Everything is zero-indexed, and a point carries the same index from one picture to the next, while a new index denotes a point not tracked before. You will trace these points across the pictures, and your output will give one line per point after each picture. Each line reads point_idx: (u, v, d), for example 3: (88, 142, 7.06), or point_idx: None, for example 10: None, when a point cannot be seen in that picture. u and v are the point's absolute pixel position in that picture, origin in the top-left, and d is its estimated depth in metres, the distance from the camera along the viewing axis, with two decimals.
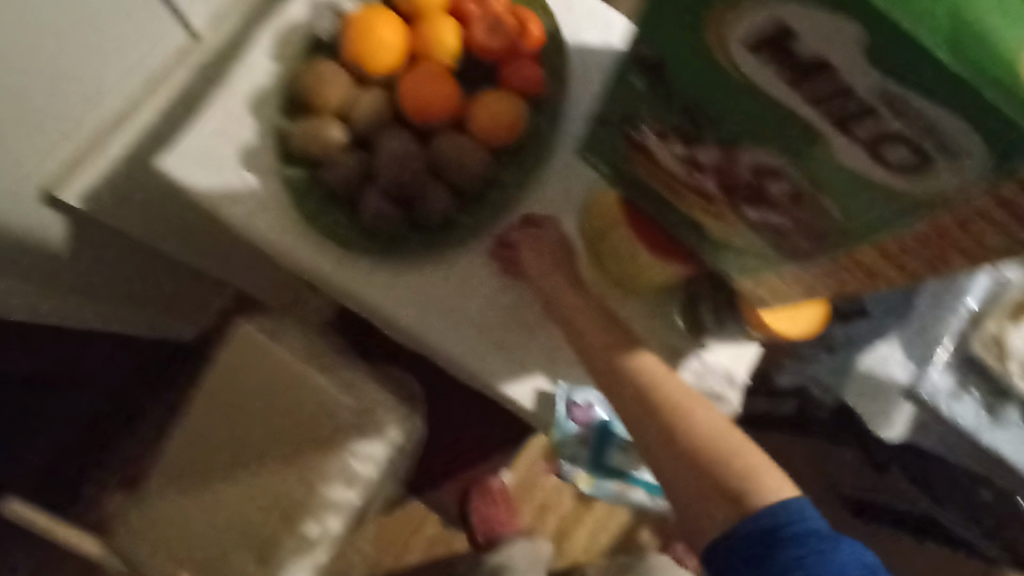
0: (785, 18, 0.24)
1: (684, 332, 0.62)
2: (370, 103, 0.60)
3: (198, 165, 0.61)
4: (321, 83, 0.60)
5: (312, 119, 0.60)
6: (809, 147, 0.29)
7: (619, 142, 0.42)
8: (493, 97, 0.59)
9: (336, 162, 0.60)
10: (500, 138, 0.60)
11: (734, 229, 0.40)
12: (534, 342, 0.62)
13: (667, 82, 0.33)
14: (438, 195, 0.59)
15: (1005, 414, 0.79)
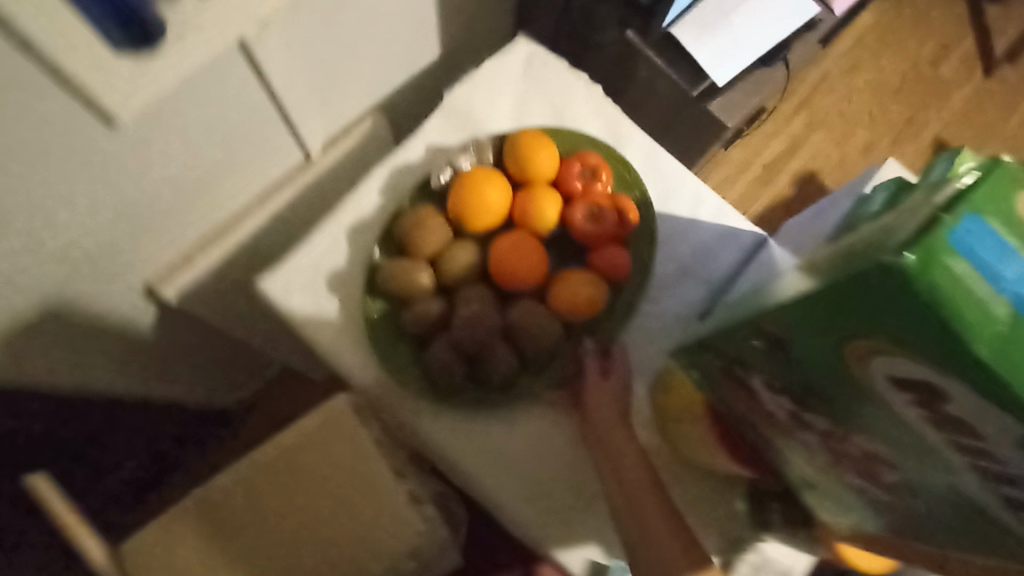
0: (934, 380, 0.25)
1: (745, 520, 0.62)
2: (463, 259, 0.62)
3: (293, 286, 0.64)
4: (422, 230, 0.62)
5: (404, 260, 0.62)
6: (933, 465, 0.30)
7: (719, 368, 0.43)
8: (579, 278, 0.60)
9: (419, 308, 0.60)
10: (579, 315, 0.61)
11: (829, 478, 0.41)
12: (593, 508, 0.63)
13: (786, 358, 0.34)
14: (502, 358, 0.59)
15: None
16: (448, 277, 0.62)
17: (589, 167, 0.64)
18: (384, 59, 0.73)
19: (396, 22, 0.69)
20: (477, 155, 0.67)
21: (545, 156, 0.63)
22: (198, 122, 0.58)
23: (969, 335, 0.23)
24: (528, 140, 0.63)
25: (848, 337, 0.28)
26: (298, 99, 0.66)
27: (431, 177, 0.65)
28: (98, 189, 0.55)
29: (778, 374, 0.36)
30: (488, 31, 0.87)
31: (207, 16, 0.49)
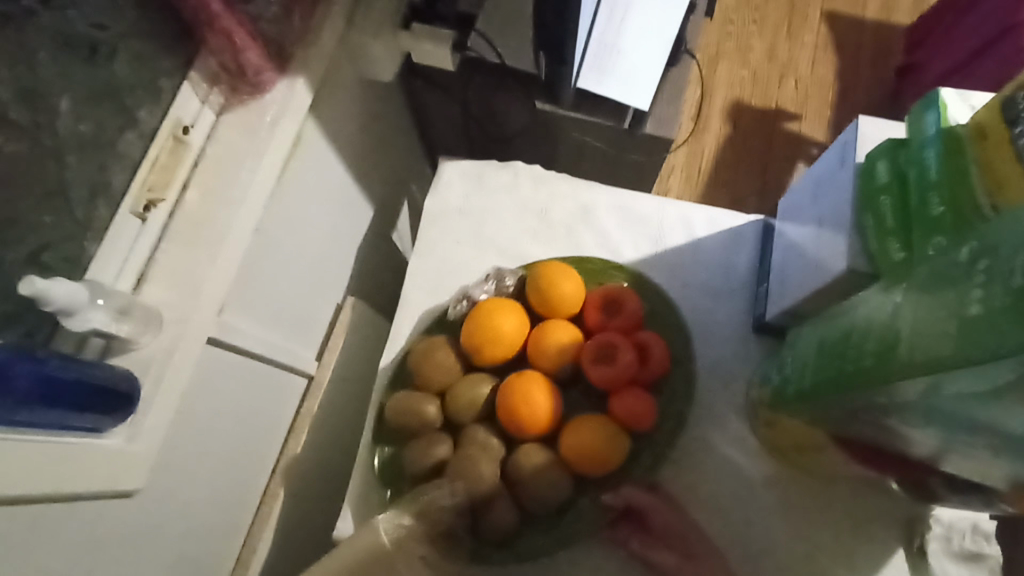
0: None
1: (906, 498, 0.58)
2: (472, 394, 0.58)
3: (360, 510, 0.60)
4: (431, 361, 0.60)
5: (412, 393, 0.60)
6: None
7: (842, 417, 0.40)
8: (592, 428, 0.55)
9: (424, 447, 0.57)
10: (589, 467, 0.55)
11: (1007, 468, 0.37)
12: (765, 566, 0.58)
13: (925, 412, 0.32)
14: (502, 509, 0.54)
15: None
16: (452, 418, 0.59)
17: (616, 300, 0.60)
18: (332, 249, 0.71)
19: (325, 213, 0.68)
20: (496, 285, 0.65)
21: (569, 286, 0.60)
22: (198, 433, 0.54)
23: None
24: (549, 271, 0.60)
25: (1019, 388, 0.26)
26: (279, 338, 0.64)
27: (448, 310, 0.64)
28: (152, 554, 0.51)
29: (922, 428, 0.33)
30: (402, 163, 0.85)
31: (168, 341, 0.47)
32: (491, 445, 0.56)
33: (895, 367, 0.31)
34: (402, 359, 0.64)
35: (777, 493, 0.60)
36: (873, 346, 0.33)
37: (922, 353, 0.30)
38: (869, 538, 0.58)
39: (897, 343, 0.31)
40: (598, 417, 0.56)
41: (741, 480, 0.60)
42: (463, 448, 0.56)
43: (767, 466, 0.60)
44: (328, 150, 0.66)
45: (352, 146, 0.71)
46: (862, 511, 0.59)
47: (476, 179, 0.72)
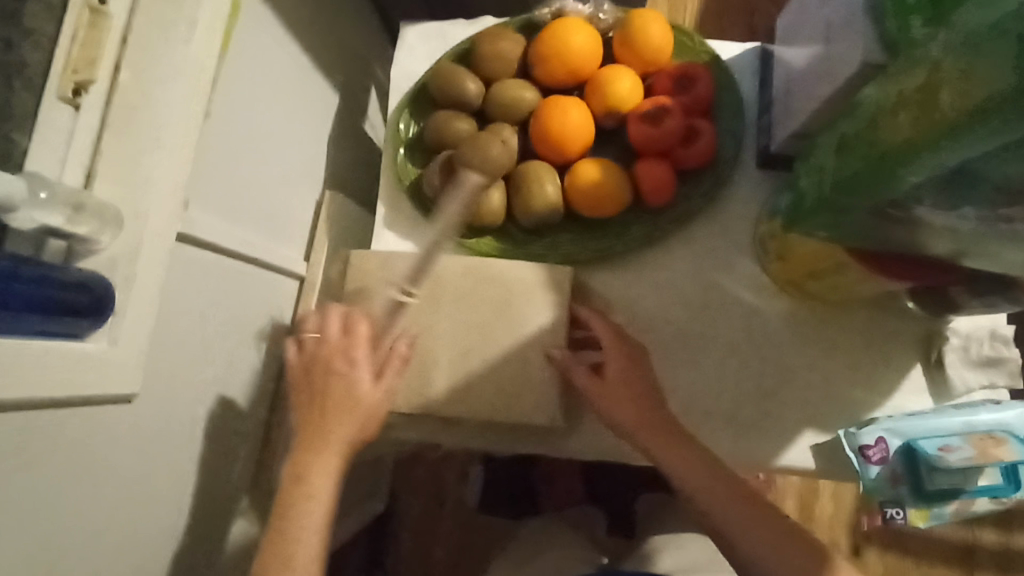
0: None
1: (921, 315, 0.57)
2: (517, 93, 0.59)
3: (394, 222, 0.63)
4: (494, 45, 0.61)
5: (459, 70, 0.61)
6: None
7: (864, 218, 0.38)
8: (607, 170, 0.57)
9: (452, 117, 0.60)
10: (586, 204, 0.57)
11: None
12: (781, 396, 0.59)
13: (992, 168, 0.31)
14: (493, 194, 0.58)
15: None
16: (491, 107, 0.60)
17: (688, 75, 0.59)
18: (296, 135, 0.67)
19: (281, 96, 0.63)
20: (592, 10, 0.62)
21: (655, 33, 0.59)
22: (186, 334, 0.52)
23: None
24: (640, 15, 0.59)
25: None
26: (255, 236, 0.60)
27: (530, 15, 0.62)
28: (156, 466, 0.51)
29: (965, 195, 0.33)
30: (359, 42, 0.79)
31: (133, 239, 0.43)
32: (507, 144, 0.58)
33: (948, 120, 0.30)
34: (463, 43, 0.64)
35: (791, 326, 0.59)
36: (913, 115, 0.32)
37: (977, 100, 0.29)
38: (887, 359, 0.58)
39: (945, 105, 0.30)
40: (618, 167, 0.57)
41: (753, 317, 0.59)
42: (483, 134, 0.59)
43: (779, 300, 0.59)
44: (273, 22, 0.59)
45: (298, 19, 0.64)
46: (879, 331, 0.58)
47: (440, 41, 0.66)
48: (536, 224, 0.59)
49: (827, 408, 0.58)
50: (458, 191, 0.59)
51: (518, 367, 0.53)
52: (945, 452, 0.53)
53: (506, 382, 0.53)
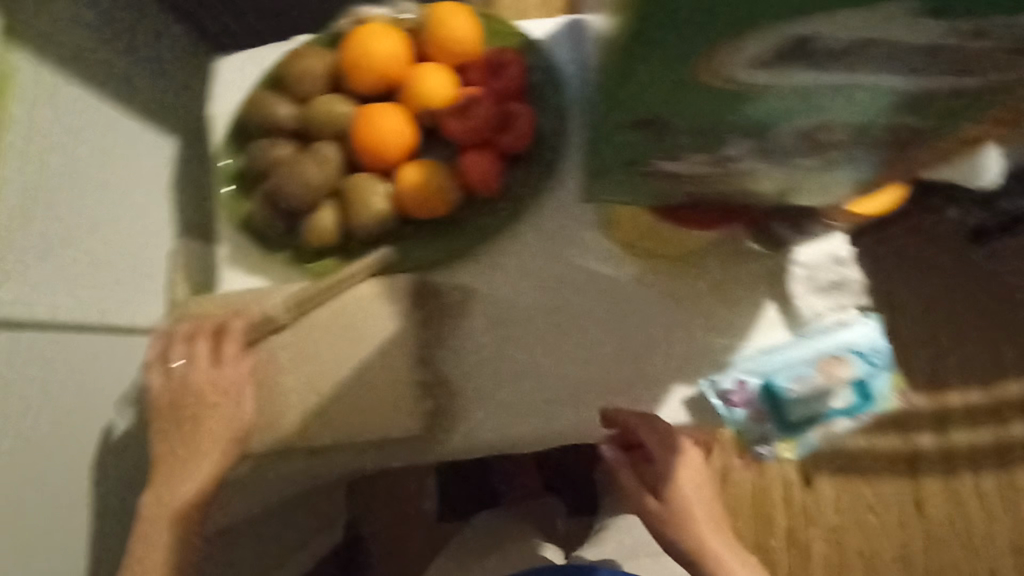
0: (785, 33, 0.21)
1: (765, 252, 0.59)
2: (329, 108, 0.58)
3: (237, 258, 0.61)
4: (301, 64, 0.59)
5: (271, 95, 0.60)
6: (846, 98, 0.26)
7: (622, 169, 0.37)
8: (430, 170, 0.56)
9: (271, 143, 0.59)
10: (416, 207, 0.57)
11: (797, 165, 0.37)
12: (646, 358, 0.59)
13: (669, 134, 0.30)
14: (323, 214, 0.57)
15: None
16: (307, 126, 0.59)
17: (498, 60, 0.59)
18: (130, 192, 0.67)
19: (100, 158, 0.64)
20: (396, 12, 0.61)
21: (457, 24, 0.58)
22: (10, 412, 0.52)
23: None
24: (440, 10, 0.58)
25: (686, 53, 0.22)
26: (93, 299, 0.61)
27: (335, 27, 0.61)
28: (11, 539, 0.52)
29: (664, 138, 0.31)
30: (192, 80, 0.78)
31: None
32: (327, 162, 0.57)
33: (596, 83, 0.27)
34: (271, 66, 0.62)
35: (644, 288, 0.60)
36: None
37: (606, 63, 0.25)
38: (739, 302, 0.59)
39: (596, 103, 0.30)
40: (443, 165, 0.57)
41: (606, 286, 0.60)
42: (303, 156, 0.58)
43: (628, 265, 0.60)
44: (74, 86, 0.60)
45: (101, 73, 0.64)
46: (728, 276, 0.59)
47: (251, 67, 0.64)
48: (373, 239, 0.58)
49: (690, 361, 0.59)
50: (289, 216, 0.58)
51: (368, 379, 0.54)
52: (795, 385, 0.56)
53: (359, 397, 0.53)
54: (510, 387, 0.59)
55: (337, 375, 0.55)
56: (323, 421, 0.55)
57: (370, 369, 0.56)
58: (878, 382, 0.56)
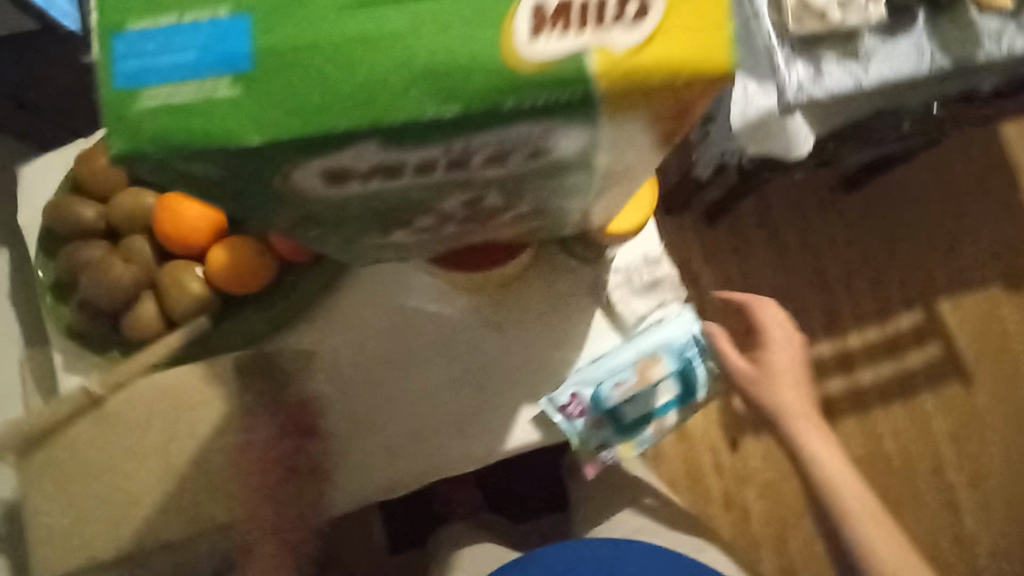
0: (308, 167, 0.23)
1: (583, 263, 0.62)
2: (131, 202, 0.58)
3: (72, 364, 0.61)
4: (94, 163, 0.59)
5: (71, 198, 0.60)
6: (451, 188, 0.27)
7: (363, 247, 0.40)
8: (236, 249, 0.56)
9: (80, 246, 0.59)
10: (234, 285, 0.57)
11: (521, 222, 0.39)
12: (492, 384, 0.62)
13: (345, 225, 0.32)
14: (145, 307, 0.58)
15: (866, 49, 0.70)
16: (114, 222, 0.59)
17: None
18: None
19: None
20: None
21: None
22: None
23: (227, 140, 0.21)
24: None
25: (250, 186, 0.25)
26: None
27: None
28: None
29: (341, 228, 0.33)
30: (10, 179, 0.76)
31: None
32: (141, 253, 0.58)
33: (234, 204, 0.29)
34: (71, 169, 0.62)
35: (476, 319, 0.62)
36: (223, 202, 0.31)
37: (219, 194, 0.28)
38: (566, 316, 0.62)
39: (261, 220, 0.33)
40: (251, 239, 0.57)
41: (441, 323, 0.62)
42: (117, 253, 0.59)
43: (456, 299, 0.62)
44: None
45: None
46: (551, 293, 0.62)
47: (57, 166, 0.65)
48: (196, 324, 0.58)
49: (536, 380, 0.62)
50: (114, 315, 0.59)
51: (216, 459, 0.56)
52: (615, 390, 0.58)
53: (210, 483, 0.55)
54: (364, 440, 0.61)
55: (179, 463, 0.55)
56: (175, 511, 0.55)
57: (212, 451, 0.56)
58: (690, 369, 0.59)
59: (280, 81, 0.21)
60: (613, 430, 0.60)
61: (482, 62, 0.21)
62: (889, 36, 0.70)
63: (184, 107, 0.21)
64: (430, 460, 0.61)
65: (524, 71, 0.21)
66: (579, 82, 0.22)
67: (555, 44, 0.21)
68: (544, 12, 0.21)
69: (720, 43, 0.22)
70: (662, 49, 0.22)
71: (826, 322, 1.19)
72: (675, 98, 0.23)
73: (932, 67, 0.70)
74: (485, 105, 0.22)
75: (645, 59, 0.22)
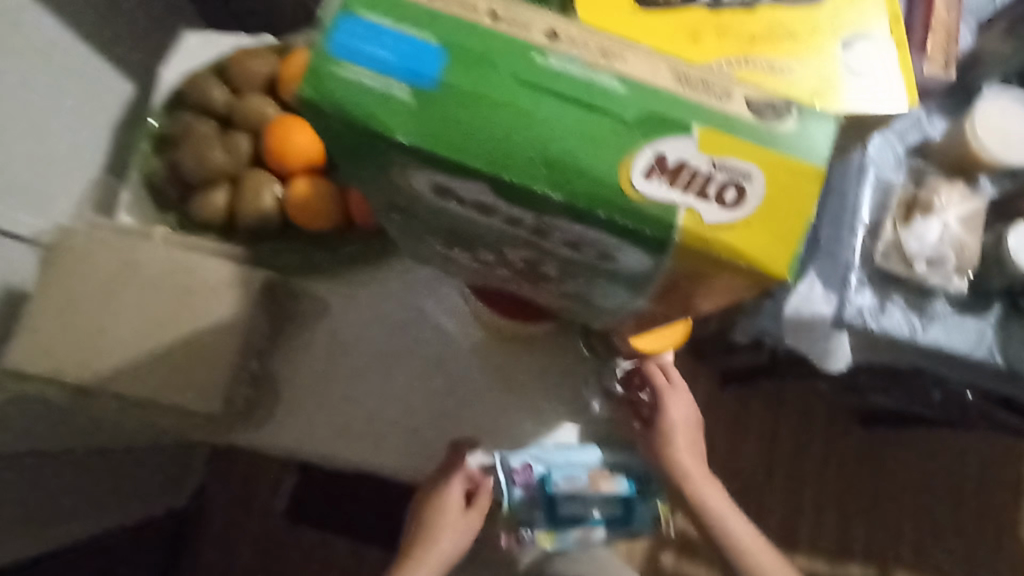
0: (428, 175, 0.26)
1: (591, 358, 0.64)
2: (256, 107, 0.64)
3: (135, 209, 0.67)
4: (247, 62, 0.66)
5: (213, 80, 0.67)
6: (522, 245, 0.31)
7: (424, 247, 0.44)
8: (317, 189, 0.61)
9: (196, 120, 0.65)
10: (300, 216, 0.62)
11: (557, 297, 0.43)
12: (460, 417, 0.64)
13: (420, 225, 0.36)
14: (217, 195, 0.64)
15: (935, 310, 0.72)
16: (233, 114, 0.65)
17: None
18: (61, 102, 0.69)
19: (37, 78, 0.66)
20: None
21: None
22: None
23: (382, 128, 0.25)
24: None
25: (371, 163, 0.29)
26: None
27: (288, 41, 0.68)
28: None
29: (416, 225, 0.37)
30: (162, 31, 0.84)
31: None
32: (240, 150, 0.64)
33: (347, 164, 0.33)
34: (223, 56, 0.69)
35: (477, 355, 0.64)
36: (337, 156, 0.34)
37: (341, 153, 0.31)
38: (554, 395, 0.64)
39: (366, 192, 0.37)
40: (334, 187, 0.62)
41: (445, 341, 0.65)
42: (222, 141, 0.65)
43: (469, 328, 0.65)
44: (28, 1, 0.62)
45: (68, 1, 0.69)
46: (552, 369, 0.64)
47: (214, 47, 0.71)
48: (251, 231, 0.63)
49: (500, 436, 0.64)
50: (192, 188, 0.65)
51: (198, 351, 0.59)
52: (564, 483, 0.60)
53: (180, 365, 0.59)
54: (328, 406, 0.64)
55: (170, 335, 0.59)
56: (140, 371, 0.59)
57: (201, 340, 0.60)
58: (635, 504, 0.62)
59: (442, 109, 0.25)
60: (544, 516, 0.60)
61: (605, 173, 0.25)
62: (961, 310, 0.72)
63: (356, 82, 0.25)
64: (370, 454, 0.63)
65: (634, 197, 0.25)
66: (666, 229, 0.25)
67: (659, 190, 0.25)
68: (666, 163, 0.25)
69: (786, 257, 0.25)
70: (742, 237, 0.25)
71: (781, 534, 1.15)
72: (735, 275, 0.26)
73: (984, 357, 0.71)
74: (587, 204, 0.25)
75: (724, 237, 0.25)
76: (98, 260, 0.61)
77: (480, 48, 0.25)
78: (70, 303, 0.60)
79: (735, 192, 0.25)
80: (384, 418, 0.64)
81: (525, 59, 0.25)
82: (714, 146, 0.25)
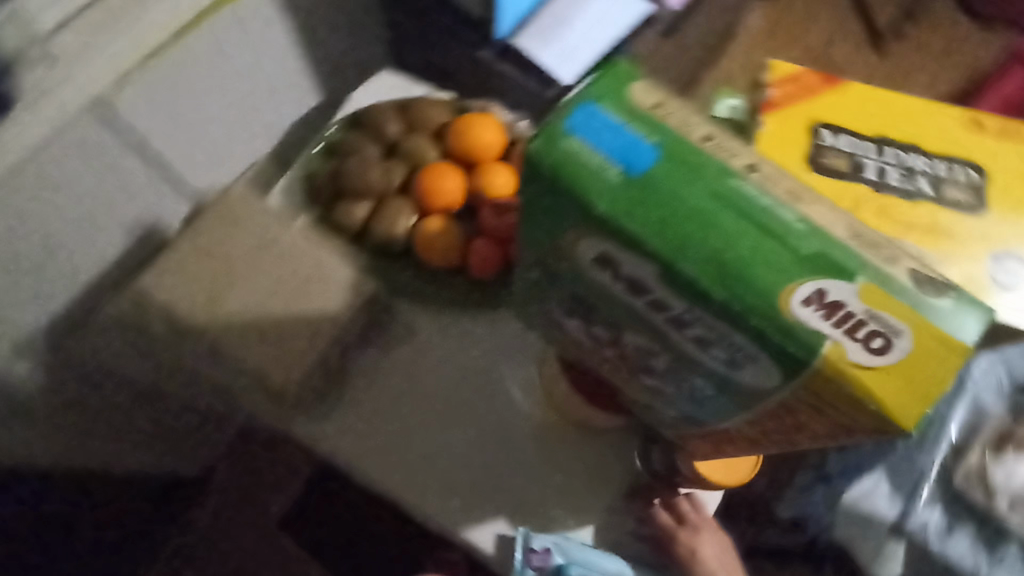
0: (606, 245, 0.30)
1: (642, 472, 0.63)
2: (419, 147, 0.73)
3: (286, 195, 0.75)
4: (425, 108, 0.75)
5: (391, 114, 0.76)
6: (651, 331, 0.33)
7: (537, 309, 0.47)
8: (447, 232, 0.67)
9: (366, 141, 0.75)
10: (425, 250, 0.68)
11: (642, 395, 0.44)
12: (497, 481, 0.64)
13: (555, 287, 0.40)
14: (360, 207, 0.71)
15: (1005, 554, 0.68)
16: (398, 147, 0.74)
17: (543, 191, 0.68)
18: (248, 107, 0.84)
19: (247, 60, 0.78)
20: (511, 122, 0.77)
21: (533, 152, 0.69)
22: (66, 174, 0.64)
23: (589, 197, 0.28)
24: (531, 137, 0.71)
25: (554, 220, 0.32)
26: (167, 145, 0.76)
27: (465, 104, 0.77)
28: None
29: (551, 286, 0.40)
30: (358, 61, 0.95)
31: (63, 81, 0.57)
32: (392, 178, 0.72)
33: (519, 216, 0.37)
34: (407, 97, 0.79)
35: (533, 428, 0.66)
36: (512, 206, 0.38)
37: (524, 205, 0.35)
38: (592, 492, 0.64)
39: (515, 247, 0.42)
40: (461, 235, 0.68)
41: (508, 404, 0.67)
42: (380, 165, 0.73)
43: (535, 400, 0.66)
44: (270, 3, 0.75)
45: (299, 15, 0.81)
46: (599, 468, 0.65)
47: (401, 88, 0.82)
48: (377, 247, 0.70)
49: (528, 514, 0.63)
50: (340, 195, 0.73)
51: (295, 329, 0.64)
52: None
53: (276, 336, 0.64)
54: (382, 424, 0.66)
55: (276, 311, 0.65)
56: (240, 328, 0.64)
57: (302, 325, 0.65)
58: None
59: (644, 193, 0.28)
60: None
61: (767, 286, 0.27)
62: None
63: (580, 154, 0.28)
64: (402, 484, 0.64)
65: (789, 317, 0.27)
66: (810, 353, 0.26)
67: (810, 316, 0.27)
68: (824, 296, 0.27)
69: (916, 412, 0.26)
70: (879, 381, 0.26)
71: None
72: (856, 418, 0.28)
73: None
74: (744, 309, 0.27)
75: (862, 377, 0.26)
76: (245, 223, 0.69)
77: (689, 159, 0.29)
78: (209, 252, 0.67)
79: (883, 342, 0.27)
80: (426, 454, 0.65)
81: (724, 180, 0.28)
82: (874, 298, 0.27)
